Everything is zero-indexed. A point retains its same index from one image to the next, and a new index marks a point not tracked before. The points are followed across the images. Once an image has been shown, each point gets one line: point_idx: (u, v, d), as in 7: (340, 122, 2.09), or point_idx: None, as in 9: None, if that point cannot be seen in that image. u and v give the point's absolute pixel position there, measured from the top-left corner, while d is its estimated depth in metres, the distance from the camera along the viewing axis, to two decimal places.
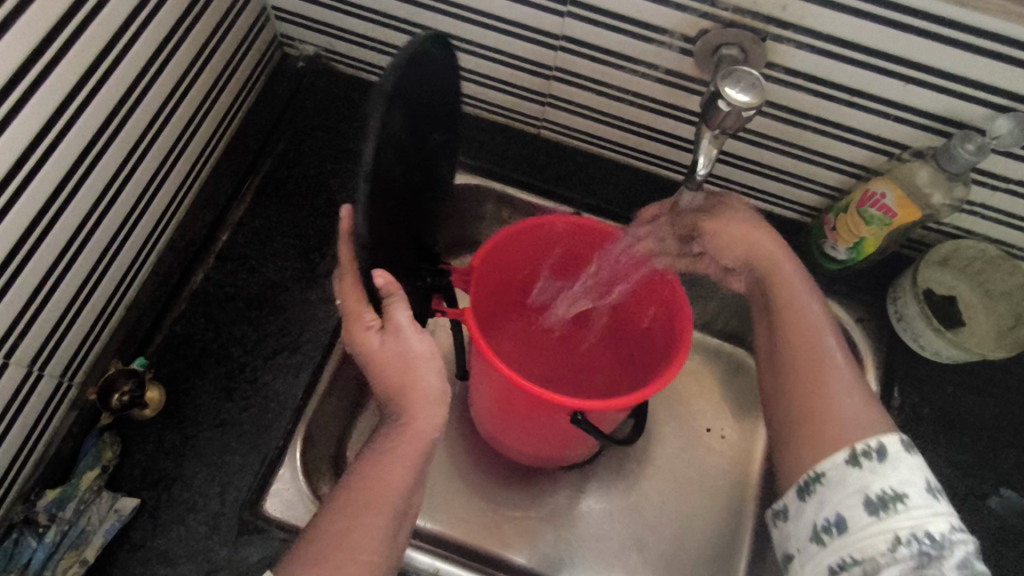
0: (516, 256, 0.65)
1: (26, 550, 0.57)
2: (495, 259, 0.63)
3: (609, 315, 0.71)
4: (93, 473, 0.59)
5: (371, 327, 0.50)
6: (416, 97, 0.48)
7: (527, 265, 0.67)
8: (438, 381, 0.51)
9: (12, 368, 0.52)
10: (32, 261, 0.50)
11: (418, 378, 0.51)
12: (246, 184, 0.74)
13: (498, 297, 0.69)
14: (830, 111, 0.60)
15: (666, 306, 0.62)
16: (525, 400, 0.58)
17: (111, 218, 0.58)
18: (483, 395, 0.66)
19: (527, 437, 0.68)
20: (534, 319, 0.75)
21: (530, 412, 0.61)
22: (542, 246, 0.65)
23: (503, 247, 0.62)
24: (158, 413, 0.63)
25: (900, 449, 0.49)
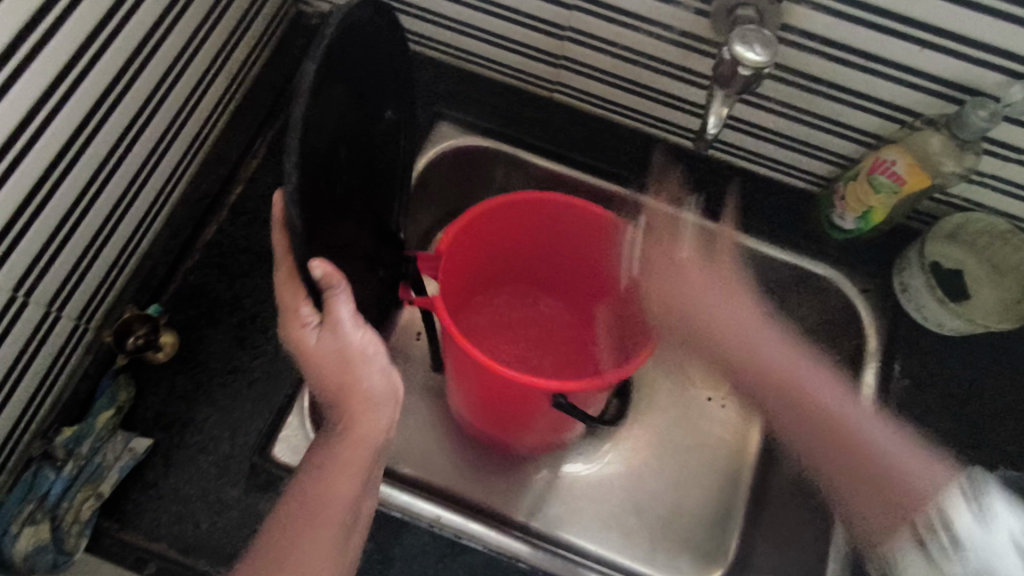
0: (487, 237, 0.67)
1: (45, 482, 0.58)
2: (463, 242, 0.65)
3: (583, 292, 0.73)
4: (109, 412, 0.61)
5: (309, 324, 0.50)
6: (355, 68, 0.49)
7: (498, 245, 0.70)
8: (379, 382, 0.52)
9: (32, 307, 0.54)
10: (48, 206, 0.51)
11: (358, 378, 0.51)
12: (259, 141, 0.75)
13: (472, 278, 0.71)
14: (842, 76, 0.60)
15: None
16: (505, 386, 0.59)
17: (126, 165, 0.59)
18: (462, 385, 0.67)
19: (517, 423, 0.69)
20: None
21: (514, 398, 0.62)
22: (512, 224, 0.67)
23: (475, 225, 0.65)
24: (172, 358, 0.65)
25: (977, 528, 0.39)
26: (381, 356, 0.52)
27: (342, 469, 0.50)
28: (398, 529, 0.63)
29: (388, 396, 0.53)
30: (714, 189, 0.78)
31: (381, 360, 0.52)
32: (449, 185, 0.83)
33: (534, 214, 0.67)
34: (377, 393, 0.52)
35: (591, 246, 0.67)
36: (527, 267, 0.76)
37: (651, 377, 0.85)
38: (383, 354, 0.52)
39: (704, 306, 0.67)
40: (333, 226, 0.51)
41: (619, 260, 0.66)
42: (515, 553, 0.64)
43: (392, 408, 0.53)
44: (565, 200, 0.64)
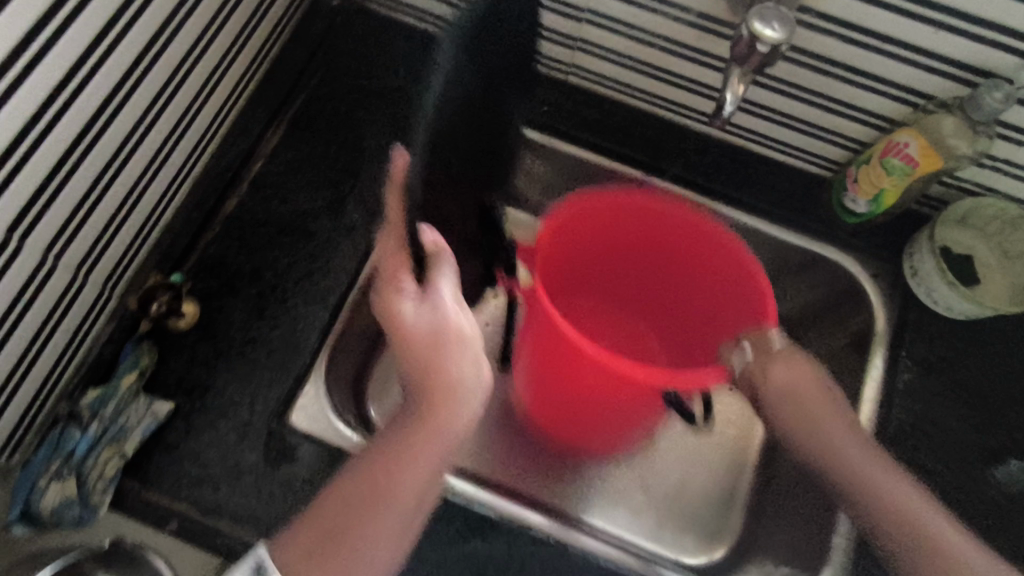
0: (581, 232, 0.61)
1: (71, 440, 0.60)
2: (556, 247, 0.60)
3: (678, 303, 0.66)
4: (132, 375, 0.63)
5: (406, 295, 0.51)
6: (491, 54, 0.59)
7: (590, 242, 0.63)
8: (466, 369, 0.52)
9: (61, 271, 0.56)
10: (80, 169, 0.52)
11: (447, 365, 0.51)
12: (280, 117, 0.76)
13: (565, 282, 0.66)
14: (857, 59, 0.61)
15: (741, 281, 0.56)
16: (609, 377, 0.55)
17: (153, 136, 0.60)
18: (540, 368, 0.64)
19: (602, 411, 0.66)
20: (607, 306, 0.71)
21: (612, 388, 0.58)
22: (605, 219, 0.60)
23: (570, 229, 0.59)
24: (193, 326, 0.66)
25: None
26: (476, 342, 0.53)
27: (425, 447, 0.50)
28: None
29: (482, 385, 0.53)
30: (726, 172, 0.79)
31: (475, 349, 0.53)
32: None
33: (626, 219, 0.61)
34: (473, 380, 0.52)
35: (695, 258, 0.60)
36: (608, 276, 0.68)
37: None
38: (473, 344, 0.53)
39: (806, 389, 0.61)
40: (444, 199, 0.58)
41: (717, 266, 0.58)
42: (526, 523, 0.65)
43: (479, 403, 0.53)
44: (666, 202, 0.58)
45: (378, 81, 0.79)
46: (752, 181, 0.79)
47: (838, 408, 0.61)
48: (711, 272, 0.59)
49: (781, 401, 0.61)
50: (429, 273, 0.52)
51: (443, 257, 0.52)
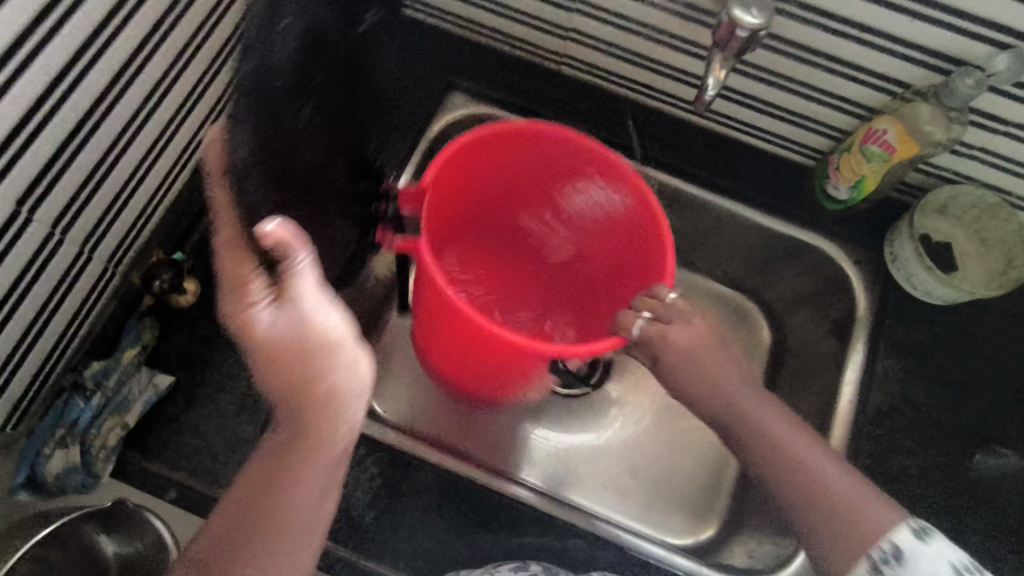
0: (478, 173, 0.64)
1: (75, 410, 0.62)
2: (450, 179, 0.62)
3: (572, 233, 0.71)
4: (133, 349, 0.65)
5: (261, 302, 0.43)
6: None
7: (483, 189, 0.67)
8: (342, 374, 0.45)
9: (67, 245, 0.57)
10: (89, 144, 0.54)
11: (318, 369, 0.44)
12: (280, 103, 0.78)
13: (454, 218, 0.69)
14: (837, 48, 0.63)
15: (640, 239, 0.62)
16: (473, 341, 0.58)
17: (157, 117, 0.61)
18: (432, 329, 0.65)
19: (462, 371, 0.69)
20: (473, 240, 0.75)
21: (483, 352, 0.61)
22: (508, 168, 0.65)
23: (462, 165, 0.61)
24: (194, 303, 0.68)
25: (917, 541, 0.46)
26: (355, 344, 0.46)
27: (312, 461, 0.43)
28: (404, 469, 0.66)
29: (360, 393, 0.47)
30: (714, 160, 0.81)
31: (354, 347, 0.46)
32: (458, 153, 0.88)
33: (524, 151, 0.63)
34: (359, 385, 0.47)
35: (587, 187, 0.64)
36: (483, 211, 0.72)
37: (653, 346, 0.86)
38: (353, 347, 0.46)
39: (706, 348, 0.61)
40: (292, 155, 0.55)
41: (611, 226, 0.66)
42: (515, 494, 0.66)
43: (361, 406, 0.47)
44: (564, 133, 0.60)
45: None
46: (738, 170, 0.81)
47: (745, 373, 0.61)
48: (617, 234, 0.66)
49: (681, 363, 0.60)
50: (283, 273, 0.42)
51: (297, 262, 0.42)
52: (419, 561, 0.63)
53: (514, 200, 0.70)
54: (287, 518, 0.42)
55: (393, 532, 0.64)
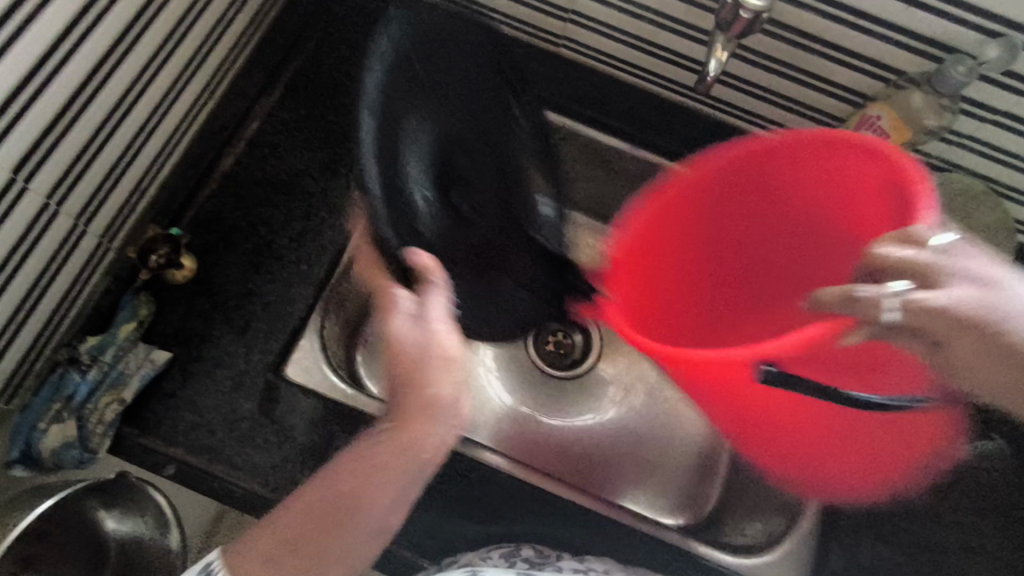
0: (655, 265, 0.61)
1: (71, 384, 0.61)
2: (641, 268, 0.59)
3: (837, 266, 0.58)
4: (130, 325, 0.64)
5: (399, 303, 0.44)
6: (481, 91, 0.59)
7: (688, 254, 0.63)
8: (447, 388, 0.42)
9: (63, 218, 0.57)
10: (86, 113, 0.53)
11: (427, 382, 0.42)
12: (278, 77, 0.76)
13: (685, 301, 0.66)
14: (834, 34, 0.64)
15: (890, 192, 0.48)
16: (729, 386, 0.46)
17: (152, 90, 0.60)
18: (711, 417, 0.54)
19: (810, 449, 0.52)
20: (773, 303, 0.65)
21: (757, 402, 0.48)
22: (688, 212, 0.59)
23: (644, 250, 0.58)
24: (189, 280, 0.67)
25: None
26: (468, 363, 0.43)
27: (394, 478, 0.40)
28: None
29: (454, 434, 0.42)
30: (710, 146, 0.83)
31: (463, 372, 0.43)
32: None
33: (705, 199, 0.58)
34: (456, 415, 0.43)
35: (801, 178, 0.55)
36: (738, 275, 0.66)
37: None
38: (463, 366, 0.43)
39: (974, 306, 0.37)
40: (478, 233, 0.61)
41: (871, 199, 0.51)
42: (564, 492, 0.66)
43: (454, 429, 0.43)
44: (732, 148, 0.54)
45: None
46: None
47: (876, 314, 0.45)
48: (858, 212, 0.53)
49: (957, 338, 0.37)
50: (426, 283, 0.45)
51: (437, 277, 0.45)
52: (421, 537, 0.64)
53: (720, 248, 0.64)
54: (350, 518, 0.39)
55: None
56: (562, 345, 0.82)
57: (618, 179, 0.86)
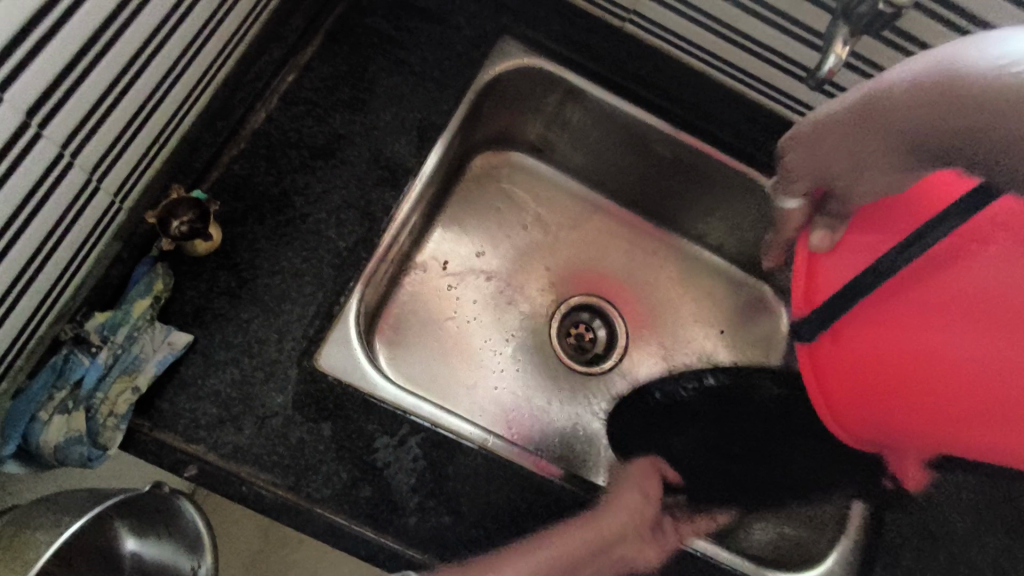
0: (857, 395, 0.49)
1: (78, 368, 0.53)
2: (844, 388, 0.50)
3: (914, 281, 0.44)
4: (146, 301, 0.55)
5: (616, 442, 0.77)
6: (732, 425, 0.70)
7: (898, 338, 0.45)
8: (630, 484, 0.65)
9: (76, 171, 0.47)
10: (116, 46, 0.45)
11: (622, 488, 0.64)
12: (315, 28, 0.68)
13: (920, 387, 0.45)
14: (939, 39, 0.60)
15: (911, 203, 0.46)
16: (849, 384, 0.50)
17: (184, 28, 0.51)
18: (955, 369, 0.42)
19: (980, 392, 0.42)
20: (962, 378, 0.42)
21: (924, 391, 0.45)
22: (859, 366, 0.48)
23: (842, 380, 0.50)
24: (213, 251, 0.59)
25: None
26: (656, 495, 0.65)
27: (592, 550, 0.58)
28: (448, 450, 0.59)
29: (648, 514, 0.63)
30: (772, 143, 0.79)
31: (647, 496, 0.64)
32: (502, 109, 0.83)
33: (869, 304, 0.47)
34: (644, 522, 0.62)
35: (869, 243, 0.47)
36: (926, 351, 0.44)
37: (661, 324, 0.92)
38: (658, 491, 0.66)
39: (828, 133, 0.44)
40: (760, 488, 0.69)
41: (902, 200, 0.46)
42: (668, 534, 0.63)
43: (636, 534, 0.61)
44: (815, 298, 0.51)
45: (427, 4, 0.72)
46: None
47: (894, 160, 0.42)
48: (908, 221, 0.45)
49: (802, 159, 0.47)
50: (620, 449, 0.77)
51: (660, 472, 0.68)
52: (464, 551, 0.58)
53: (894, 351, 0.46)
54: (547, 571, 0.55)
55: (438, 519, 0.58)
56: (585, 340, 0.90)
57: (655, 160, 0.84)
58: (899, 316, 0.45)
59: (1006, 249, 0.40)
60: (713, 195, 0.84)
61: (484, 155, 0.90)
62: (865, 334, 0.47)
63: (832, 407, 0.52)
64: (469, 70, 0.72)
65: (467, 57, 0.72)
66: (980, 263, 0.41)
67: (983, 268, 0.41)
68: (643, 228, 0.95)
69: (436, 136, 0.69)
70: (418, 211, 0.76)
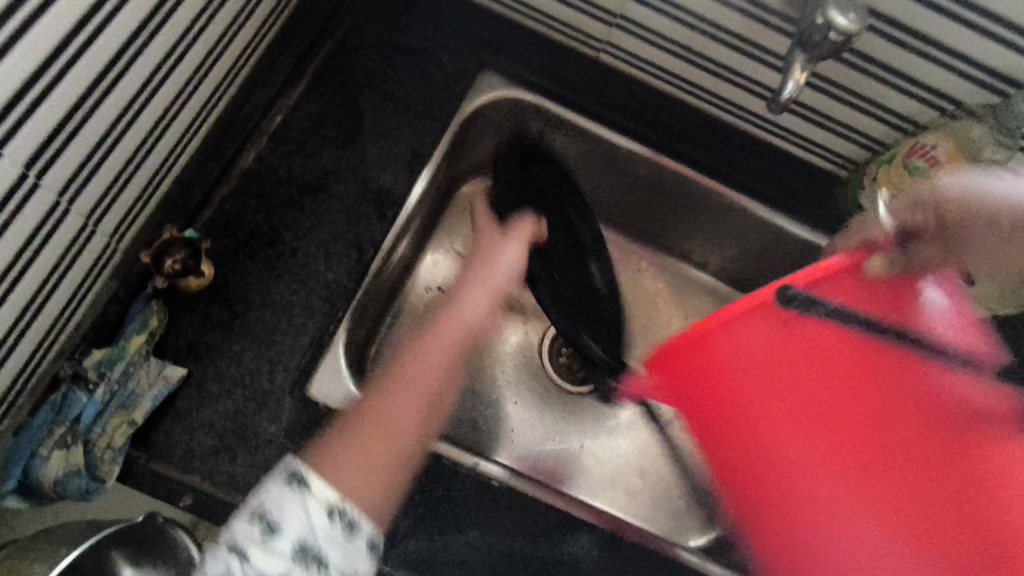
0: (710, 376, 0.42)
1: (76, 404, 0.55)
2: (705, 360, 0.42)
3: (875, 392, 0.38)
4: (141, 338, 0.58)
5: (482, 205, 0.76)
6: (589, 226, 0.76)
7: (814, 407, 0.39)
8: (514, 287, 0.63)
9: (72, 217, 0.50)
10: (108, 99, 0.48)
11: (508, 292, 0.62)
12: (302, 70, 0.71)
13: (767, 460, 0.40)
14: (897, 60, 0.63)
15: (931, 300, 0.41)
16: (717, 372, 0.42)
17: (174, 77, 0.54)
18: (817, 497, 0.38)
19: (789, 512, 0.40)
20: (804, 502, 0.39)
21: (756, 456, 0.41)
22: (759, 374, 0.40)
23: (716, 360, 0.42)
24: (206, 287, 0.61)
25: None
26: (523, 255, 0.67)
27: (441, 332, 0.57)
28: (437, 471, 0.62)
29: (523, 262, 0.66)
30: (748, 163, 0.81)
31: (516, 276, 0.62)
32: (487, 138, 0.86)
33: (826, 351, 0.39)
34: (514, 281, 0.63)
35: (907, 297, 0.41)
36: (821, 450, 0.38)
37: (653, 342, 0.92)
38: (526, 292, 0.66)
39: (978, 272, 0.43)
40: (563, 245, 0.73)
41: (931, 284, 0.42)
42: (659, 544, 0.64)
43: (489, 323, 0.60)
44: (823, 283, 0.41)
45: (409, 41, 0.75)
46: (768, 177, 0.81)
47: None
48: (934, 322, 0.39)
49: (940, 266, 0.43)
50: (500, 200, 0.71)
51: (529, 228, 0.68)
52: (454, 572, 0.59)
53: (800, 414, 0.39)
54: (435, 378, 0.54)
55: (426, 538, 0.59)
56: None
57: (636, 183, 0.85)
58: (847, 396, 0.38)
59: (965, 456, 0.36)
60: (688, 212, 0.85)
61: (471, 184, 0.92)
62: (794, 367, 0.40)
63: (675, 362, 0.44)
64: (453, 103, 0.75)
65: (450, 91, 0.75)
66: (960, 454, 0.36)
67: (955, 471, 0.36)
68: (633, 246, 0.95)
69: (420, 168, 0.71)
70: (407, 240, 0.78)
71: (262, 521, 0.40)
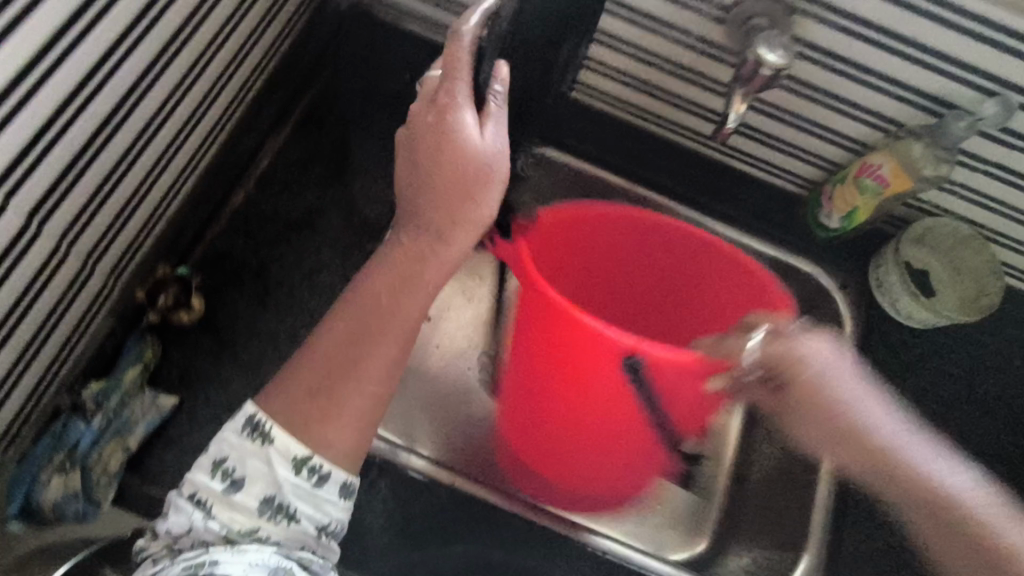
0: (552, 333, 0.51)
1: (75, 432, 0.59)
2: (555, 325, 0.50)
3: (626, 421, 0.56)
4: (135, 369, 0.62)
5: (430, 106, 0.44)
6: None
7: (591, 400, 0.55)
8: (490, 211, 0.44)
9: (73, 259, 0.54)
10: (106, 150, 0.53)
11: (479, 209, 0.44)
12: (288, 116, 0.77)
13: (547, 398, 0.58)
14: (839, 87, 0.67)
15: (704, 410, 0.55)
16: (562, 343, 0.51)
17: (168, 127, 0.60)
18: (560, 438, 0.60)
19: (540, 424, 0.61)
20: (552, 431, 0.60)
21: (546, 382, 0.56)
22: (577, 362, 0.52)
23: (561, 335, 0.50)
24: (197, 319, 0.66)
25: None
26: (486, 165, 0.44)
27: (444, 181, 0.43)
28: (415, 490, 0.67)
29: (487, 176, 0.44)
30: (715, 188, 0.83)
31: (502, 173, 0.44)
32: None
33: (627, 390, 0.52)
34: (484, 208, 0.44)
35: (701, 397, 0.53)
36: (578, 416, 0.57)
37: None
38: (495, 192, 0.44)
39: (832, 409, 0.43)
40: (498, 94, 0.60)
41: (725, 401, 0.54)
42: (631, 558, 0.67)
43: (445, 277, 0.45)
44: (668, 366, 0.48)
45: (391, 85, 0.79)
46: (736, 196, 0.83)
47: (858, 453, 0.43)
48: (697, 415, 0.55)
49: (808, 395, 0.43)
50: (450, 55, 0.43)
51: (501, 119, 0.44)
52: None
53: (582, 396, 0.55)
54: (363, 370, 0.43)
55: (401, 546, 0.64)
56: None
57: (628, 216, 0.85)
58: (617, 408, 0.55)
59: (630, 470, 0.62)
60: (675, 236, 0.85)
61: None
62: (603, 384, 0.53)
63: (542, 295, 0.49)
64: None
65: None
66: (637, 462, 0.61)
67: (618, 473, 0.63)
68: None
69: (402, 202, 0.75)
70: None
71: (225, 477, 0.42)
